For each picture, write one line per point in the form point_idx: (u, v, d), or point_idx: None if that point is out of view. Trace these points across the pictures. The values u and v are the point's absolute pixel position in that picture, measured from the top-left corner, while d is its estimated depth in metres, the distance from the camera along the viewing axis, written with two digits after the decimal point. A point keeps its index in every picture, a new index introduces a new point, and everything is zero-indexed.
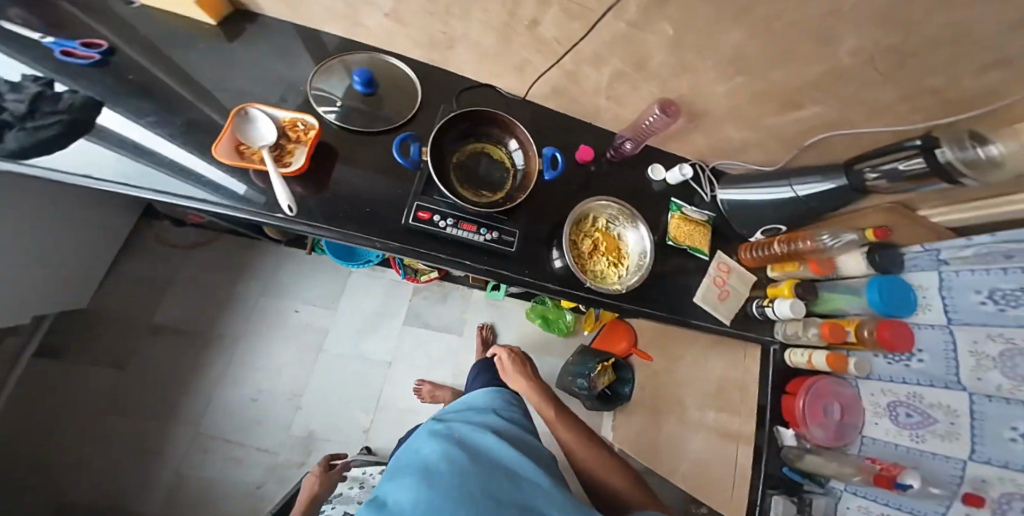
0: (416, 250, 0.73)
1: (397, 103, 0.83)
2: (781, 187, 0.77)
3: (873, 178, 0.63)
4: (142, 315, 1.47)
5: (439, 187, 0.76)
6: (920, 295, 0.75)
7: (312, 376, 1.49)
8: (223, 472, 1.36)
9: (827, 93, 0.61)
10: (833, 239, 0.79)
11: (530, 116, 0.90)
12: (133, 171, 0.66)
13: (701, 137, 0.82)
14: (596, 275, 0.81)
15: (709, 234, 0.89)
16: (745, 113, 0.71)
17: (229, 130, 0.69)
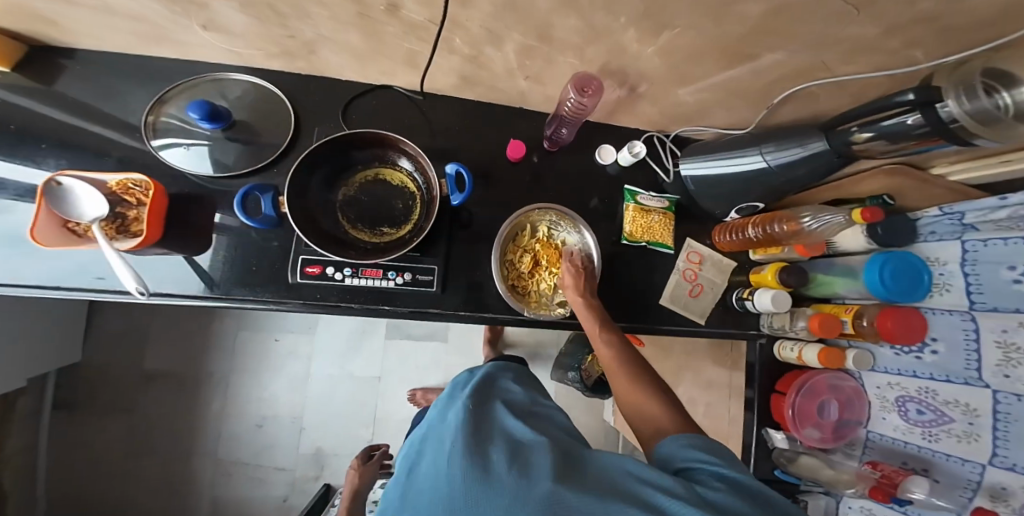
0: (317, 304, 0.73)
1: (271, 131, 0.78)
2: (750, 157, 0.64)
3: (861, 135, 0.50)
4: (122, 365, 1.39)
5: (335, 235, 0.71)
6: (937, 275, 0.68)
7: (308, 400, 1.42)
8: (247, 493, 1.39)
9: (792, 41, 0.46)
10: (812, 220, 0.72)
11: (462, 114, 0.82)
12: (29, 273, 0.69)
13: (652, 108, 0.69)
14: (539, 303, 0.78)
15: (674, 222, 0.85)
16: (697, 74, 0.57)
17: (42, 209, 0.64)
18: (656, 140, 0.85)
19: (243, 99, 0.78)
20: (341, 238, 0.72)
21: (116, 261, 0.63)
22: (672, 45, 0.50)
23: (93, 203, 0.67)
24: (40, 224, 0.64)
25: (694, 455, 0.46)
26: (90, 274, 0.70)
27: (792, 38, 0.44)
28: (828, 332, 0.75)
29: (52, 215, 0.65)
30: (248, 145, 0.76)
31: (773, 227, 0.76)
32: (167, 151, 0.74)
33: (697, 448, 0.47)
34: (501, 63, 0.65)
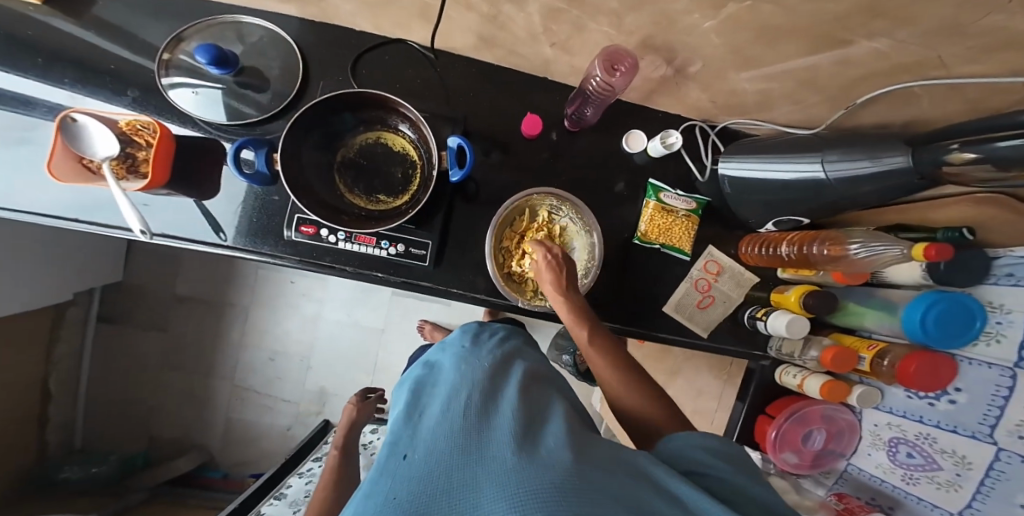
0: (310, 266, 0.69)
1: (284, 81, 0.70)
2: (808, 163, 0.54)
3: (959, 155, 0.37)
4: (145, 285, 1.34)
5: (321, 198, 0.65)
6: (993, 324, 0.57)
7: (318, 341, 1.35)
8: (254, 417, 1.36)
9: (894, 29, 0.35)
10: (860, 247, 0.61)
11: (479, 79, 0.72)
12: (35, 199, 0.66)
13: (702, 90, 0.58)
14: (535, 295, 0.71)
15: (697, 227, 0.76)
16: (766, 56, 0.47)
17: (57, 144, 0.58)
18: (699, 130, 0.74)
19: (257, 43, 0.70)
20: (335, 203, 0.66)
21: (121, 202, 0.57)
22: (737, 20, 0.42)
23: (106, 142, 0.60)
24: (56, 159, 0.58)
25: (714, 464, 0.40)
26: (98, 208, 0.66)
27: (896, 23, 0.34)
28: (838, 366, 0.72)
29: (66, 151, 0.59)
30: (259, 94, 0.69)
31: (811, 248, 0.67)
32: (176, 91, 0.67)
33: (723, 453, 0.42)
34: (524, 19, 0.58)
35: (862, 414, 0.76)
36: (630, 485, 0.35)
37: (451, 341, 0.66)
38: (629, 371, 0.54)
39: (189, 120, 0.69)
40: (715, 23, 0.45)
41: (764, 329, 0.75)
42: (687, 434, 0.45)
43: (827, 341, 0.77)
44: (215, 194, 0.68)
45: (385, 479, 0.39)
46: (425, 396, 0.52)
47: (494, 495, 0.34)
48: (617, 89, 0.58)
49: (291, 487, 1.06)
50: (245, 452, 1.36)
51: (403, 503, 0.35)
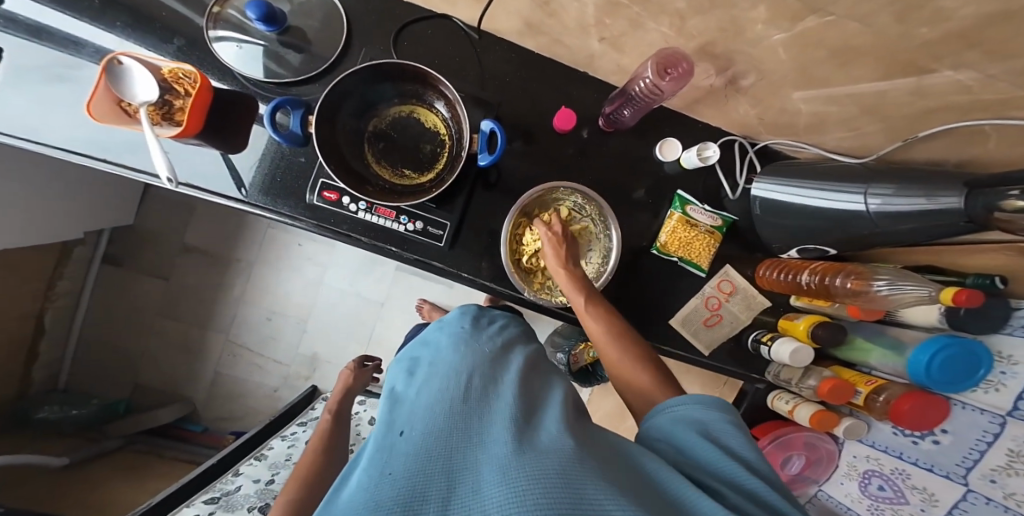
0: (325, 231, 0.68)
1: (326, 45, 0.68)
2: (850, 194, 0.53)
3: (1014, 202, 0.35)
4: (156, 232, 1.33)
5: (339, 161, 0.62)
6: (997, 373, 0.54)
7: (318, 309, 1.34)
8: (245, 375, 1.36)
9: (980, 64, 0.33)
10: (885, 284, 0.60)
11: (520, 64, 0.70)
12: (69, 135, 0.65)
13: (753, 103, 0.57)
14: (542, 286, 0.69)
15: (719, 244, 0.74)
16: (832, 75, 0.45)
17: (100, 83, 0.56)
18: (736, 146, 0.72)
19: (305, 3, 0.68)
20: (361, 172, 0.65)
21: (152, 145, 0.56)
22: (810, 36, 0.41)
23: (146, 86, 0.58)
24: (96, 99, 0.56)
25: (702, 443, 0.37)
26: (126, 149, 0.65)
27: (985, 58, 0.32)
28: (834, 398, 0.71)
29: (107, 92, 0.58)
30: (297, 56, 0.68)
31: (835, 279, 0.65)
32: (220, 45, 0.66)
33: (716, 429, 0.39)
34: (577, 8, 0.56)
35: (844, 445, 0.78)
36: (633, 480, 0.33)
37: (449, 322, 0.65)
38: (626, 346, 0.52)
39: (227, 74, 0.67)
40: (784, 35, 0.43)
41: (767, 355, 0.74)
42: (680, 402, 0.42)
43: (826, 372, 0.75)
44: (243, 148, 0.67)
45: (381, 457, 0.37)
46: (422, 377, 0.51)
47: (492, 478, 0.33)
48: (665, 94, 0.56)
49: (273, 449, 1.05)
50: (231, 407, 1.36)
51: (399, 480, 0.33)
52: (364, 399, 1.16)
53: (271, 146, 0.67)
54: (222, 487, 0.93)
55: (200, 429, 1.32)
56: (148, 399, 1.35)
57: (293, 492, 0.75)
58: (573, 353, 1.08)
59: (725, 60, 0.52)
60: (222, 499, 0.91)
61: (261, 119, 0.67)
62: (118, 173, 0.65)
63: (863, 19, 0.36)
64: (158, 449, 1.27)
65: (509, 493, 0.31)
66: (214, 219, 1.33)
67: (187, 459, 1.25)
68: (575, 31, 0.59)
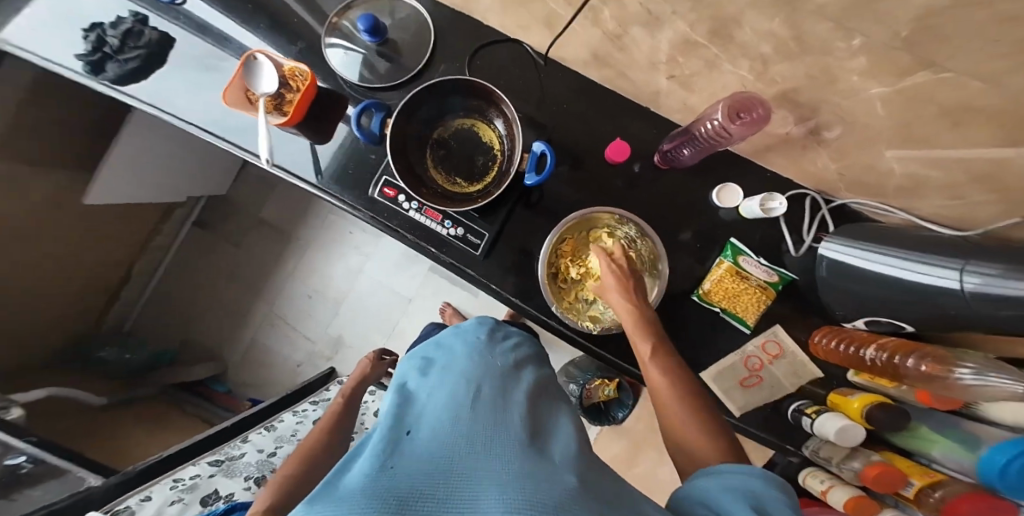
0: (371, 222, 0.69)
1: (415, 57, 0.70)
2: (945, 268, 0.46)
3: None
4: (233, 202, 1.42)
5: (403, 160, 0.64)
6: None
7: (351, 301, 1.36)
8: (274, 348, 1.40)
9: None
10: (969, 373, 0.51)
11: (583, 93, 0.68)
12: (175, 99, 0.72)
13: (837, 157, 0.52)
14: (573, 307, 0.67)
15: (771, 301, 0.68)
16: (941, 133, 0.40)
17: (237, 76, 0.62)
18: (808, 200, 0.66)
19: (404, 19, 0.70)
20: (418, 174, 0.66)
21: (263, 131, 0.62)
22: (920, 90, 0.37)
23: (269, 79, 0.63)
24: (232, 89, 0.62)
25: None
26: (236, 127, 0.70)
27: None
28: (879, 485, 0.63)
29: (240, 83, 0.63)
30: (384, 64, 0.70)
31: (905, 359, 0.57)
32: (331, 50, 0.70)
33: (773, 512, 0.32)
34: (651, 44, 0.54)
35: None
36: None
37: (467, 331, 0.63)
38: (682, 394, 0.49)
39: (330, 76, 0.71)
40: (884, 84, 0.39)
41: (807, 428, 0.67)
42: (729, 466, 0.37)
43: (875, 456, 0.66)
44: (328, 139, 0.69)
45: (386, 449, 0.36)
46: (435, 378, 0.49)
47: (495, 492, 0.29)
48: (733, 138, 0.53)
49: (282, 421, 1.04)
50: (257, 375, 1.39)
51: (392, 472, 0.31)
52: (375, 390, 1.16)
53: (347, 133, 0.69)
54: (228, 451, 0.93)
55: (223, 390, 1.36)
56: (189, 355, 1.41)
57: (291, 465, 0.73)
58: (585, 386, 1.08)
59: (811, 105, 0.48)
60: (226, 463, 0.90)
61: (346, 117, 0.70)
62: (223, 147, 0.70)
63: (982, 78, 0.32)
64: (180, 403, 1.30)
65: (507, 505, 0.27)
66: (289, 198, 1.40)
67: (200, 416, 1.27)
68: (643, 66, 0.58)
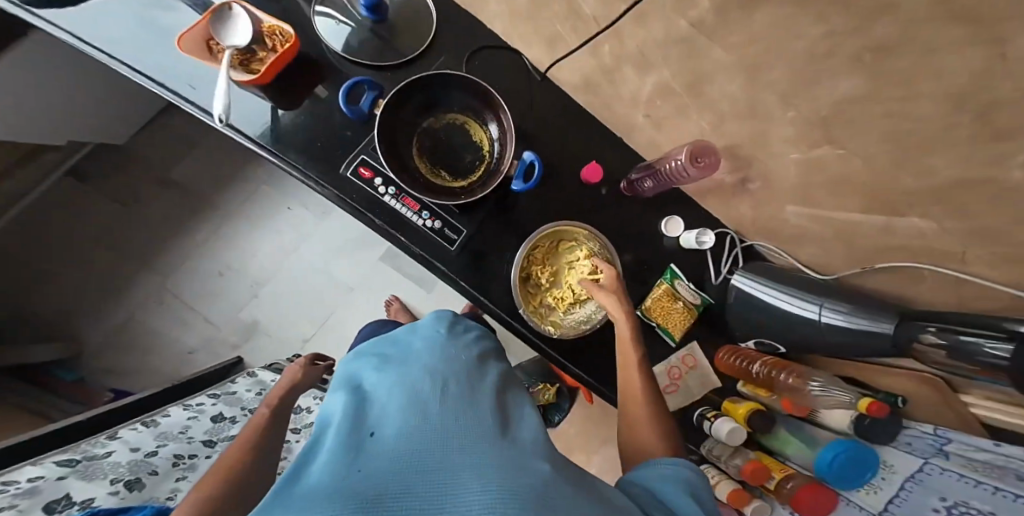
0: (341, 203, 0.67)
1: (406, 40, 0.71)
2: (810, 304, 0.64)
3: (931, 336, 0.48)
4: (141, 157, 1.23)
5: (396, 158, 0.64)
6: (879, 478, 0.63)
7: (275, 279, 1.25)
8: (178, 333, 1.22)
9: (878, 150, 0.45)
10: (819, 385, 0.72)
11: (569, 117, 0.77)
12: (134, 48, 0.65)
13: (751, 206, 0.69)
14: (537, 311, 0.73)
15: (693, 321, 0.79)
16: (828, 205, 0.56)
17: (205, 22, 0.58)
18: (732, 241, 0.78)
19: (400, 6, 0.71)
20: (405, 160, 0.66)
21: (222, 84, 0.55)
22: (819, 163, 0.53)
23: (242, 33, 0.61)
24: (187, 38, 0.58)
25: (684, 500, 0.40)
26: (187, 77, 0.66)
27: (885, 146, 0.44)
28: (754, 478, 0.75)
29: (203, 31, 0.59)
30: (379, 44, 0.70)
31: (780, 374, 0.75)
32: (319, 17, 0.68)
33: (697, 491, 0.43)
34: (636, 85, 0.65)
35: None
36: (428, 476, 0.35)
37: (425, 326, 0.66)
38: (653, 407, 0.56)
39: (315, 45, 0.68)
40: (792, 142, 0.54)
41: (708, 431, 0.79)
42: (670, 462, 0.46)
43: (750, 454, 0.80)
44: (296, 107, 0.67)
45: (354, 455, 0.39)
46: (393, 373, 0.53)
47: (465, 484, 0.34)
48: (688, 177, 0.68)
49: (168, 418, 0.93)
50: (137, 361, 1.20)
51: (371, 478, 0.34)
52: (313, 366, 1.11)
53: (308, 103, 0.67)
54: (88, 451, 0.77)
55: (72, 378, 1.15)
56: (42, 318, 1.18)
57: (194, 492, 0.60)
58: (529, 389, 1.08)
59: (754, 167, 0.63)
60: (82, 464, 0.73)
61: (314, 83, 0.68)
62: (171, 98, 0.66)
63: (866, 158, 0.47)
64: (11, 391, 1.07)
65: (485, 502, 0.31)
66: (205, 154, 1.25)
67: (37, 409, 1.06)
68: (612, 92, 0.69)
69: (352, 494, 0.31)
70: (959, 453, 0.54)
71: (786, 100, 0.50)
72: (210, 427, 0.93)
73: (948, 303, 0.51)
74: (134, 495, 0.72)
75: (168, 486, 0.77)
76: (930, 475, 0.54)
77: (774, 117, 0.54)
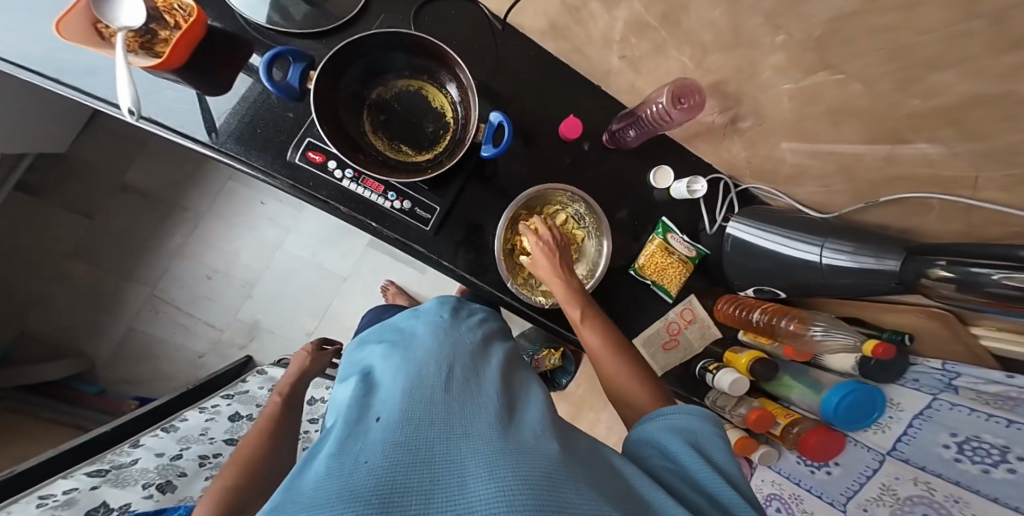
0: (299, 193, 0.62)
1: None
2: (809, 246, 0.59)
3: (939, 271, 0.43)
4: (105, 166, 1.18)
5: (346, 136, 0.59)
6: (886, 417, 0.64)
7: (264, 273, 1.23)
8: (170, 338, 1.21)
9: (878, 71, 0.40)
10: (820, 330, 0.69)
11: (540, 68, 0.70)
12: (31, 50, 0.58)
13: (743, 147, 0.64)
14: (524, 282, 0.71)
15: (689, 274, 0.76)
16: (828, 136, 0.52)
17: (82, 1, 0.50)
18: (726, 186, 0.75)
19: None
20: (356, 139, 0.61)
21: (122, 70, 0.49)
22: (813, 92, 0.48)
23: (134, 11, 0.53)
24: (70, 16, 0.49)
25: (684, 448, 0.38)
26: (85, 71, 0.58)
27: (886, 66, 0.39)
28: (756, 426, 0.77)
29: (85, 10, 0.51)
30: (310, 8, 0.63)
31: (780, 321, 0.72)
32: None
33: (701, 439, 0.39)
34: (607, 21, 0.59)
35: (755, 469, 0.87)
36: (435, 460, 0.33)
37: (428, 312, 0.64)
38: (619, 351, 0.55)
39: (239, 21, 0.62)
40: (784, 70, 0.48)
41: (711, 382, 0.78)
42: (672, 410, 0.43)
43: (755, 402, 0.80)
44: (225, 92, 0.61)
45: (360, 440, 0.37)
46: (397, 360, 0.51)
47: (475, 469, 0.32)
48: (674, 121, 0.62)
49: (186, 421, 0.92)
50: (144, 368, 1.20)
51: (376, 465, 0.32)
52: None
53: (251, 86, 0.62)
54: (115, 459, 0.79)
55: (96, 391, 1.14)
56: (31, 344, 1.15)
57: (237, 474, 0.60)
58: (534, 358, 1.07)
59: (746, 103, 0.58)
60: (112, 472, 0.75)
61: (242, 62, 0.62)
62: (71, 96, 0.58)
63: (865, 82, 0.42)
64: (31, 408, 1.09)
65: (497, 489, 0.29)
66: (167, 156, 1.21)
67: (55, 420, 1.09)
68: (581, 32, 0.63)
69: (354, 484, 0.29)
70: (965, 386, 0.54)
71: (773, 22, 0.45)
72: (229, 428, 0.93)
73: (957, 234, 0.47)
74: (167, 497, 0.74)
75: (200, 485, 0.80)
76: (938, 411, 0.55)
77: (761, 43, 0.48)
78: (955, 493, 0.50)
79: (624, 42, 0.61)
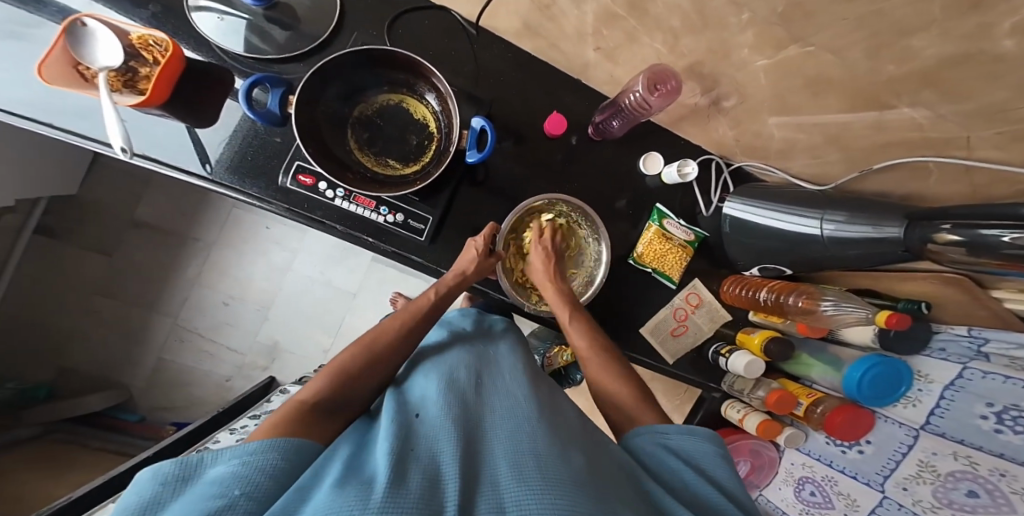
0: (294, 217, 0.64)
1: (310, 21, 0.65)
2: (809, 219, 0.57)
3: (945, 235, 0.41)
4: (117, 204, 1.24)
5: (330, 157, 0.60)
6: (915, 390, 0.62)
7: (277, 292, 1.27)
8: (196, 363, 1.26)
9: (853, 38, 0.39)
10: (831, 304, 0.66)
11: (517, 66, 0.70)
12: (27, 102, 0.61)
13: (730, 125, 0.63)
14: (541, 299, 0.71)
15: (690, 258, 0.75)
16: (811, 108, 0.51)
17: (58, 44, 0.52)
18: (719, 166, 0.74)
19: None
20: (343, 159, 0.62)
21: (109, 112, 0.51)
22: (791, 65, 0.47)
23: (111, 50, 0.55)
24: (49, 61, 0.52)
25: (686, 471, 0.39)
26: (80, 117, 0.61)
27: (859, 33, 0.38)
28: (778, 409, 0.75)
29: (64, 54, 0.54)
30: (283, 33, 0.64)
31: (788, 298, 0.69)
32: (198, 14, 0.63)
33: (704, 462, 0.40)
34: (577, 15, 0.59)
35: (783, 452, 0.85)
36: (474, 471, 0.34)
37: (448, 321, 0.64)
38: (608, 359, 0.57)
39: (217, 53, 0.64)
40: (761, 44, 0.47)
41: (724, 366, 0.76)
42: (671, 429, 0.44)
43: (774, 383, 0.78)
44: (213, 123, 0.63)
45: (402, 436, 0.38)
46: (430, 368, 0.52)
47: (514, 477, 0.32)
48: (653, 109, 0.61)
49: None
50: (176, 393, 1.25)
51: (421, 471, 0.32)
52: None
53: (238, 117, 0.64)
54: None
55: (136, 418, 1.20)
56: (67, 379, 1.20)
57: (323, 384, 0.46)
58: (546, 355, 1.07)
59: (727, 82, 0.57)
60: None
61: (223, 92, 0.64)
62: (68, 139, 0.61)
63: (840, 50, 0.41)
64: (82, 439, 1.13)
65: (538, 499, 0.30)
66: (173, 189, 1.25)
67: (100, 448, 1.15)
68: (554, 29, 0.63)
69: (402, 479, 0.31)
70: (998, 353, 0.52)
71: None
72: None
73: (955, 196, 0.45)
74: None
75: None
76: (973, 384, 0.54)
77: (733, 21, 0.47)
78: (1000, 466, 0.50)
79: (598, 33, 0.61)
